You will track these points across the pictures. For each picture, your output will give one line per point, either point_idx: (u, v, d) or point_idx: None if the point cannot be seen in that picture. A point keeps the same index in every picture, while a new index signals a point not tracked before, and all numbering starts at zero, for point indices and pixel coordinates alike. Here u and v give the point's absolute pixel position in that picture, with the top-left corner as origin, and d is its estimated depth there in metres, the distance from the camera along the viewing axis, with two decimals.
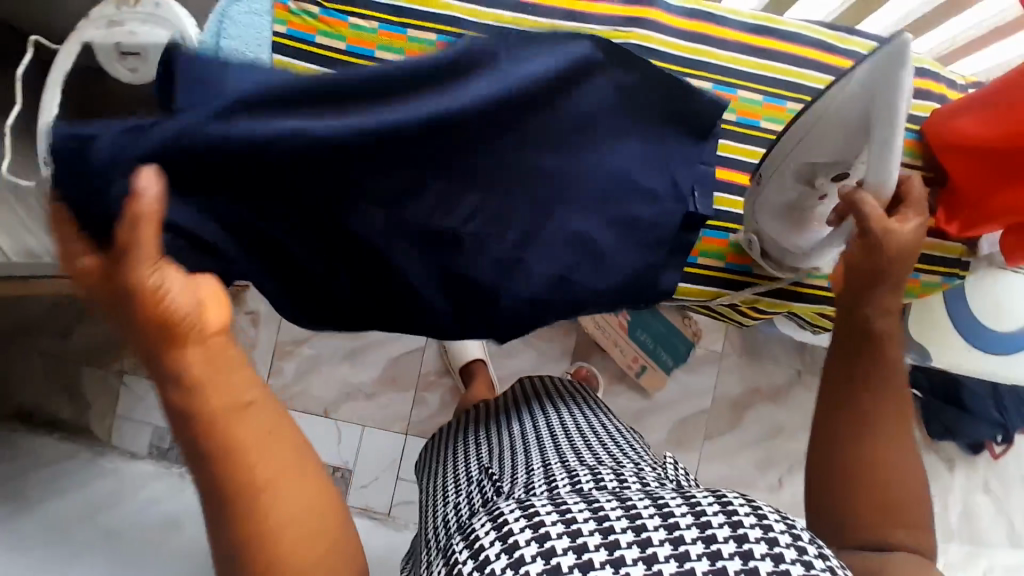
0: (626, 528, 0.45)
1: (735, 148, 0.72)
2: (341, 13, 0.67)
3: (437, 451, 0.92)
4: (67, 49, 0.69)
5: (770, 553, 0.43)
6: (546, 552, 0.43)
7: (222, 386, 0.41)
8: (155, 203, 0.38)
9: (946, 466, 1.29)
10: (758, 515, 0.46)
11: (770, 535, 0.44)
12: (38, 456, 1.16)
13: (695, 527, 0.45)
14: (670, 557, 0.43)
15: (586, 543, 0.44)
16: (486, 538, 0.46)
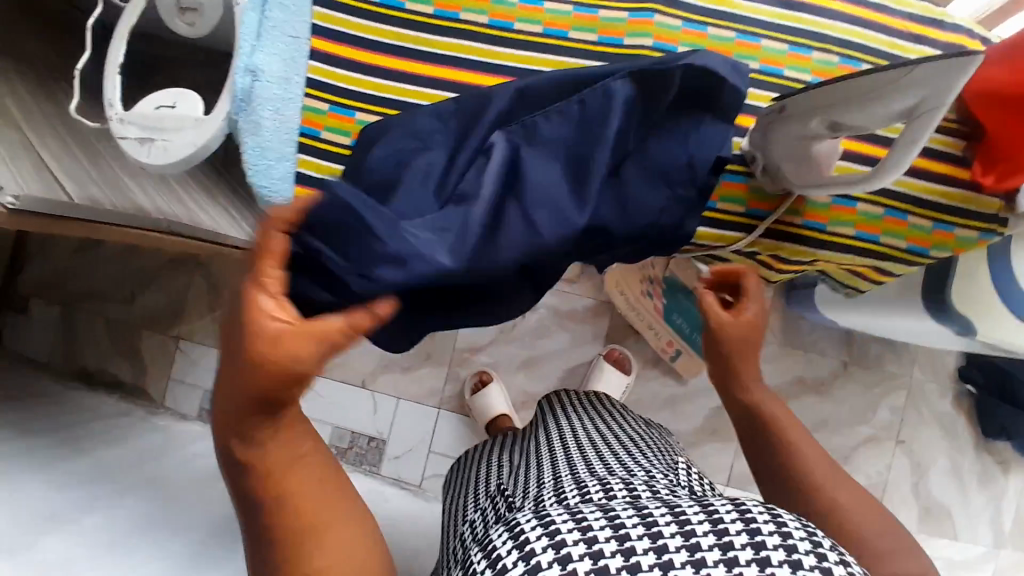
0: (641, 535, 0.48)
1: (759, 97, 0.68)
2: None
3: (465, 469, 0.94)
4: (134, 5, 0.70)
5: (788, 559, 0.45)
6: (561, 558, 0.47)
7: (284, 444, 0.48)
8: (374, 321, 0.47)
9: (999, 469, 1.26)
10: (777, 522, 0.48)
11: (788, 541, 0.46)
12: (96, 413, 1.25)
13: (712, 534, 0.47)
14: (686, 563, 0.46)
15: (603, 550, 0.47)
16: (504, 548, 0.49)
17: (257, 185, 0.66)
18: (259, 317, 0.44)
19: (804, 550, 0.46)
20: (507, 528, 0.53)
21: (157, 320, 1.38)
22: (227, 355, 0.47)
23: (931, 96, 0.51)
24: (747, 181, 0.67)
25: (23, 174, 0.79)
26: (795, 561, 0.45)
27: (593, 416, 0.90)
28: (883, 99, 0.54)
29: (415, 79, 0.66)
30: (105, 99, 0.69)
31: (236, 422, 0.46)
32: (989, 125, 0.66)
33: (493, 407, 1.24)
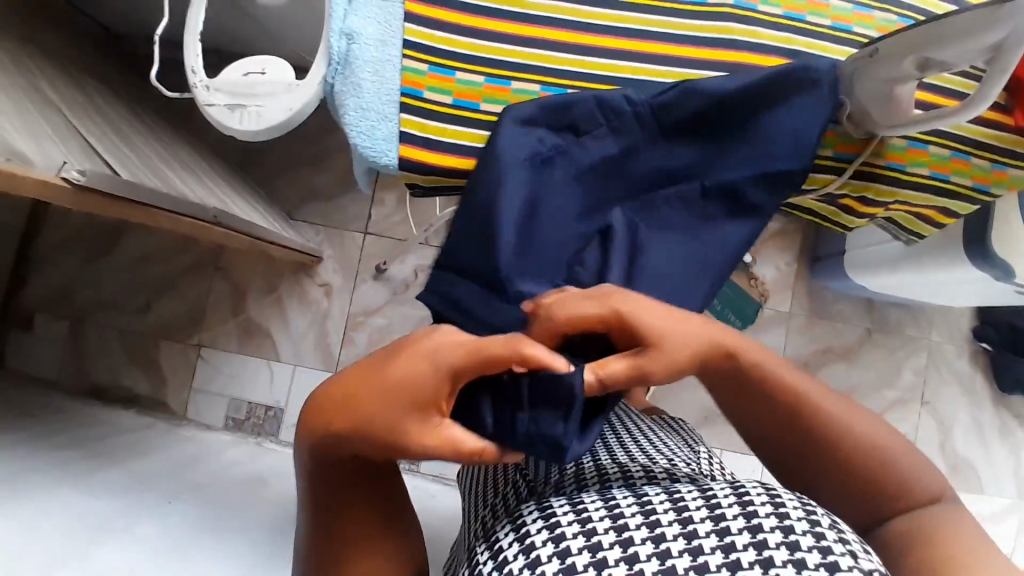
0: (639, 524, 0.46)
1: (832, 49, 0.71)
2: None
3: None
4: None
5: (786, 541, 0.42)
6: (560, 552, 0.45)
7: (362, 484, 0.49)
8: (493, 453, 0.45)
9: (1017, 422, 1.33)
10: (775, 503, 0.45)
11: (786, 523, 0.43)
12: (119, 425, 1.19)
13: (710, 520, 0.45)
14: (684, 552, 0.44)
15: (607, 557, 0.44)
16: (509, 548, 0.47)
17: (360, 146, 0.66)
18: (418, 398, 0.43)
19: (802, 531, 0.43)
20: (512, 518, 0.51)
21: (176, 328, 1.35)
22: (358, 386, 0.44)
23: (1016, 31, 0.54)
24: (833, 129, 0.71)
25: (78, 156, 0.76)
26: (792, 543, 0.42)
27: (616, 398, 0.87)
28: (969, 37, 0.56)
29: (512, 39, 0.67)
30: (187, 66, 0.67)
31: (328, 446, 0.45)
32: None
33: None
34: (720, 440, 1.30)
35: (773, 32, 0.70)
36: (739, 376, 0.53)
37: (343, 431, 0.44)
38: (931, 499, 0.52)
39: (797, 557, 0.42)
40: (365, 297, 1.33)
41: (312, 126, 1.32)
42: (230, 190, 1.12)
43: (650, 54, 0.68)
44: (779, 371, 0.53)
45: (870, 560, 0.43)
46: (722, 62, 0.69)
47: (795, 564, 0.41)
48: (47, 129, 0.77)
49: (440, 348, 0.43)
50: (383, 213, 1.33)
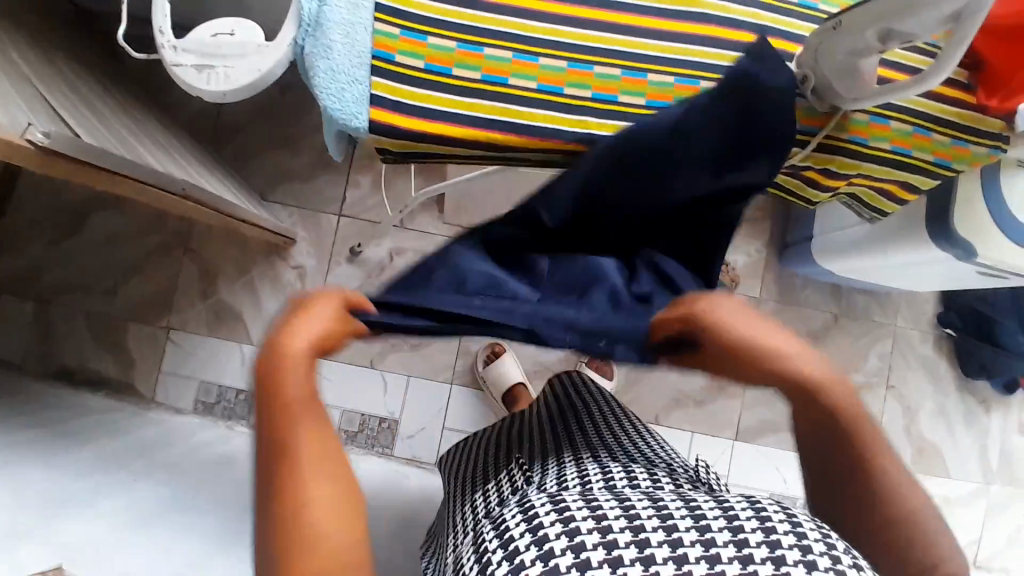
0: (656, 527, 0.47)
1: (797, 25, 0.73)
2: None
3: (466, 447, 0.85)
4: None
5: (803, 560, 0.44)
6: (575, 546, 0.46)
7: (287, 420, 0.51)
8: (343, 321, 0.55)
9: (981, 408, 1.37)
10: (792, 523, 0.47)
11: (804, 542, 0.46)
12: (85, 407, 1.16)
13: (729, 531, 0.46)
14: (701, 558, 0.45)
15: (622, 556, 0.45)
16: (521, 538, 0.49)
17: (331, 109, 0.65)
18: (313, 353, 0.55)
19: (818, 550, 0.45)
20: (522, 508, 0.53)
21: (145, 311, 1.32)
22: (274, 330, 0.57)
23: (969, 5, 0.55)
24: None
25: (44, 120, 0.75)
26: (809, 561, 0.44)
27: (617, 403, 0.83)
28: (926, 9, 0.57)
29: (486, 6, 0.67)
30: (155, 26, 0.66)
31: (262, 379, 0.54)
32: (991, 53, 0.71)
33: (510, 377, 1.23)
34: (693, 424, 1.31)
35: (742, 7, 0.71)
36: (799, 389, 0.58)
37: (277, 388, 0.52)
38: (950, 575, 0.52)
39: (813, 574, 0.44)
40: (339, 280, 1.32)
41: (287, 108, 1.32)
42: (202, 168, 1.10)
43: (621, 25, 0.69)
44: (839, 394, 0.58)
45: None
46: (691, 34, 0.70)
47: None
48: (11, 93, 0.75)
49: (307, 310, 0.55)
50: (358, 195, 1.33)
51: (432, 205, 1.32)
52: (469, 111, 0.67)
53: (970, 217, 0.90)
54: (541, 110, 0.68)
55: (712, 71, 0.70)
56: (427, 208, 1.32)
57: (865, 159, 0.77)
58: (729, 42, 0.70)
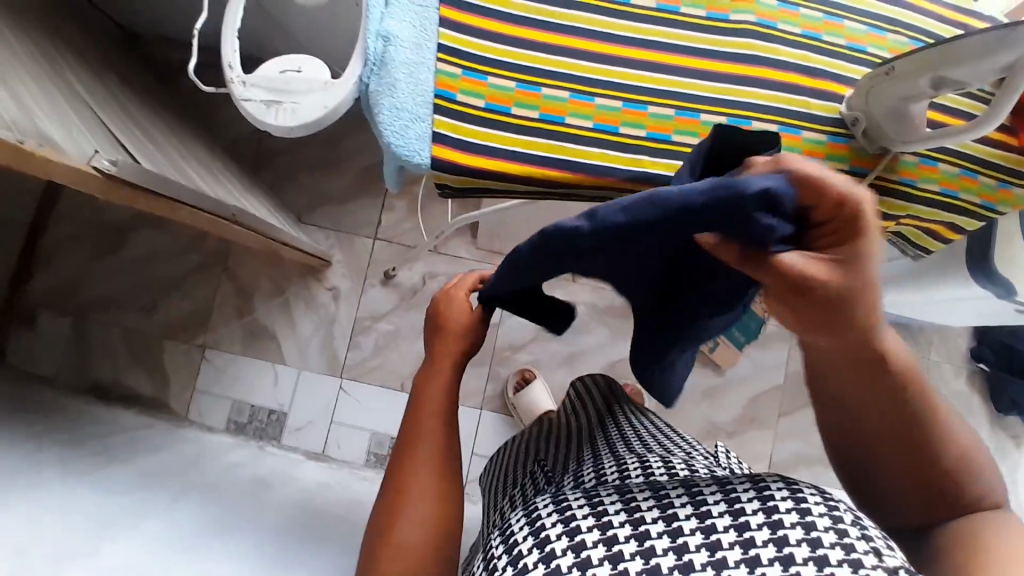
0: (655, 518, 0.44)
1: (846, 68, 0.74)
2: None
3: (504, 461, 0.83)
4: None
5: (806, 539, 0.40)
6: (575, 545, 0.43)
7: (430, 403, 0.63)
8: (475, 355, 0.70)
9: (1013, 443, 1.35)
10: (796, 498, 0.42)
11: (807, 519, 0.41)
12: (120, 424, 1.18)
13: (728, 515, 0.43)
14: (701, 547, 0.41)
15: (622, 551, 0.42)
16: (524, 543, 0.45)
17: (393, 146, 0.67)
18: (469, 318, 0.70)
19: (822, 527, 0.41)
20: (526, 510, 0.49)
21: (180, 329, 1.34)
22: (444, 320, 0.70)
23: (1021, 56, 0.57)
24: (802, 133, 0.73)
25: (106, 147, 0.76)
26: (814, 540, 0.40)
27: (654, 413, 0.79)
28: (982, 58, 0.58)
29: (543, 47, 0.69)
30: (224, 61, 0.68)
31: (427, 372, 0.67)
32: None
33: (541, 404, 1.24)
34: None
35: (792, 49, 0.73)
36: (855, 346, 0.43)
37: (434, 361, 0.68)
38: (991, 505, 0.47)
39: (817, 554, 0.39)
40: (373, 302, 1.34)
41: (325, 132, 1.34)
42: (243, 190, 1.12)
43: (675, 66, 0.71)
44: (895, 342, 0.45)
45: (896, 558, 0.39)
46: (743, 77, 0.72)
47: (814, 562, 0.39)
48: (75, 119, 0.77)
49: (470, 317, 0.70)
50: (393, 219, 1.35)
51: (466, 230, 1.34)
52: (527, 150, 0.69)
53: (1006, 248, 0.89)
54: (593, 148, 0.69)
55: (765, 112, 0.71)
56: (460, 233, 1.34)
57: (914, 201, 0.77)
58: (780, 84, 0.72)
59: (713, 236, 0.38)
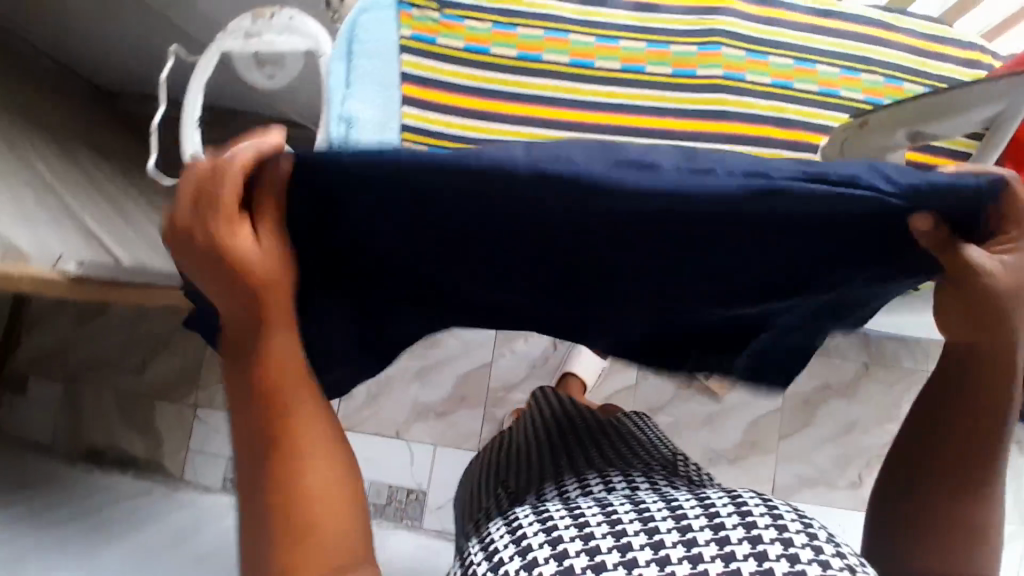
0: (638, 531, 0.47)
1: (821, 115, 0.73)
2: (459, 15, 0.70)
3: (479, 472, 0.84)
4: (206, 61, 0.71)
5: (785, 553, 0.43)
6: (558, 554, 0.46)
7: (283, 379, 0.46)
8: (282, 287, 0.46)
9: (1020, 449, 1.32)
10: (773, 516, 0.47)
11: (784, 535, 0.45)
12: (114, 494, 1.16)
13: (709, 528, 0.46)
14: (684, 558, 0.44)
15: (605, 560, 0.45)
16: (506, 554, 0.48)
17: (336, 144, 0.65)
18: (279, 257, 0.45)
19: (799, 544, 0.45)
20: (508, 524, 0.53)
21: (170, 389, 1.33)
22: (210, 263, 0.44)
23: (1011, 106, 0.55)
24: None
25: (75, 242, 0.76)
26: (792, 555, 0.43)
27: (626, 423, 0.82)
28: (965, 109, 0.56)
29: (506, 118, 0.71)
30: (185, 155, 0.68)
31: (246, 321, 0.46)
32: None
33: None
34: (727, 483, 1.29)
35: (763, 101, 0.72)
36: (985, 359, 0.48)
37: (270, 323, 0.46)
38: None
39: (796, 567, 0.43)
40: None
41: None
42: None
43: (642, 127, 0.71)
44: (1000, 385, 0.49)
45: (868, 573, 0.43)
46: (711, 133, 0.72)
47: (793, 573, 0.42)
48: (42, 213, 0.76)
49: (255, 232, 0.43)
50: None
51: None
52: None
53: None
54: None
55: None
56: None
57: None
58: (751, 138, 0.72)
59: (932, 222, 0.39)
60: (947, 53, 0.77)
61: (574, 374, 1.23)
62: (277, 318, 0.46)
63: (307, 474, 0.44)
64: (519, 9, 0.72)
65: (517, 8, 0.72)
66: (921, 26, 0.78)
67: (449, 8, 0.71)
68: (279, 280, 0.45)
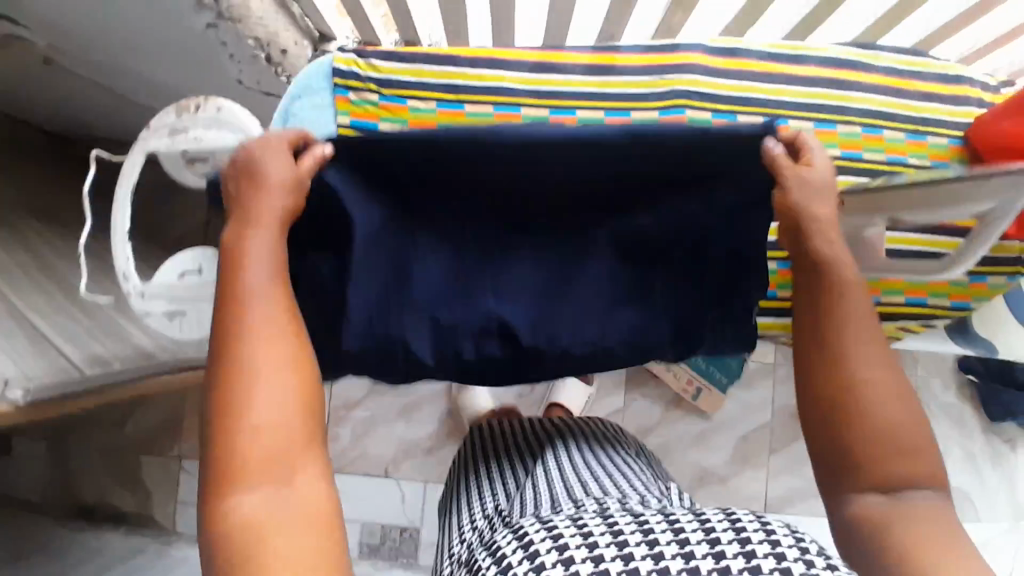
0: (639, 541, 0.47)
1: None
2: (400, 98, 0.69)
3: (450, 485, 0.85)
4: (132, 162, 0.66)
5: (778, 566, 0.44)
6: (564, 560, 0.47)
7: (259, 301, 0.50)
8: (284, 180, 0.53)
9: (1009, 447, 1.29)
10: (767, 532, 0.47)
11: (778, 550, 0.46)
12: (109, 553, 1.11)
13: (706, 542, 0.47)
14: (682, 569, 0.45)
15: (608, 568, 0.46)
16: (515, 558, 0.49)
17: None
18: (296, 181, 0.54)
19: (792, 558, 0.45)
20: (514, 531, 0.53)
21: (154, 443, 1.31)
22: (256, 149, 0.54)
23: (994, 223, 0.53)
24: None
25: (20, 359, 0.70)
26: (784, 568, 0.44)
27: (611, 442, 0.85)
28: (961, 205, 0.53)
29: None
30: (119, 271, 0.64)
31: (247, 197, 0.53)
32: (1003, 136, 0.66)
33: None
34: (718, 500, 1.29)
35: None
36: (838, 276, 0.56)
37: (256, 225, 0.52)
38: (922, 490, 0.52)
39: None
40: (345, 390, 1.30)
41: None
42: None
43: None
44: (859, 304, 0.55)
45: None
46: None
47: None
48: None
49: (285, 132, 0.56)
50: None
51: None
52: None
53: (986, 319, 0.84)
54: None
55: None
56: None
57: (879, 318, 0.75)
58: None
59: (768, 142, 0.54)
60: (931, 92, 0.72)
61: (558, 403, 1.21)
62: (266, 221, 0.53)
63: (258, 393, 0.47)
64: (467, 83, 0.69)
65: (463, 83, 0.69)
66: (904, 61, 0.72)
67: (388, 90, 0.69)
68: (295, 194, 0.54)
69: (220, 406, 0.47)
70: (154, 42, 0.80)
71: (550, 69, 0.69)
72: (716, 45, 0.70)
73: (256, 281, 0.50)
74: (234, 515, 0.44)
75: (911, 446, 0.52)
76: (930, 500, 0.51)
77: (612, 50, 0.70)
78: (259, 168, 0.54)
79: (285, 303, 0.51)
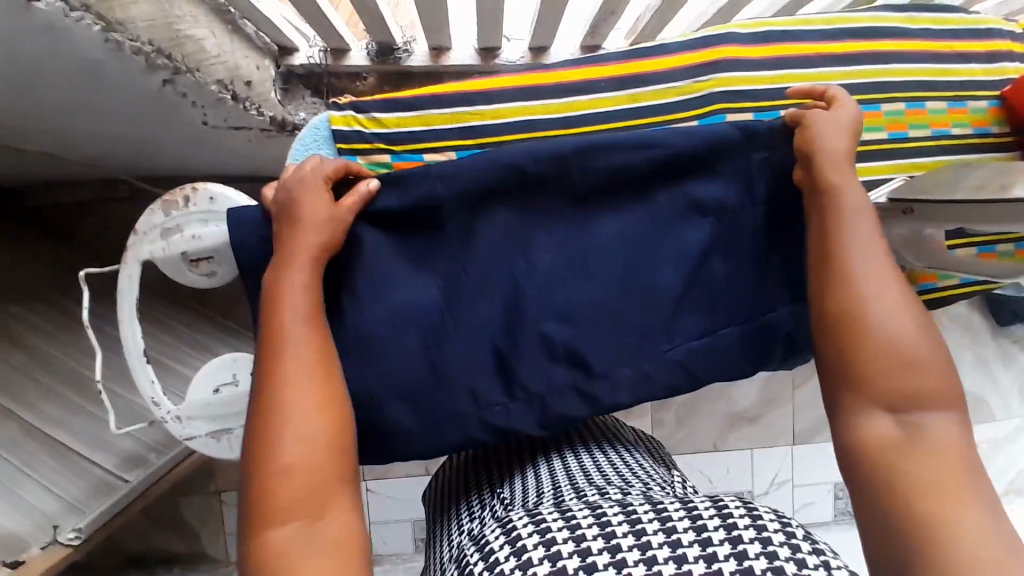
0: (626, 532, 0.42)
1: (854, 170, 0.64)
2: (417, 153, 0.62)
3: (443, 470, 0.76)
4: (127, 275, 0.58)
5: (764, 552, 0.39)
6: (551, 555, 0.41)
7: (292, 337, 0.48)
8: (324, 228, 0.52)
9: (1017, 346, 1.34)
10: (754, 517, 0.42)
11: (764, 535, 0.41)
12: None
13: (693, 530, 0.42)
14: (669, 558, 0.40)
15: (596, 562, 0.41)
16: (500, 550, 0.43)
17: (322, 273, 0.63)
18: (332, 220, 0.52)
19: (778, 543, 0.40)
20: (500, 522, 0.47)
21: (189, 484, 1.28)
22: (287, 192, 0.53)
23: None
24: None
25: (57, 487, 0.68)
26: (771, 554, 0.39)
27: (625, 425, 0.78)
28: None
29: None
30: (147, 397, 0.59)
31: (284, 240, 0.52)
32: None
33: None
34: (750, 441, 1.33)
35: None
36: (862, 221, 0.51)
37: (286, 261, 0.50)
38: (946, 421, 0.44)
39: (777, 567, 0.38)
40: None
41: None
42: (197, 354, 0.99)
43: None
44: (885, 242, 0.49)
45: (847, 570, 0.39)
46: None
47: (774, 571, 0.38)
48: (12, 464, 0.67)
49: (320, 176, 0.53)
50: None
51: None
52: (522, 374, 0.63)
53: None
54: None
55: None
56: None
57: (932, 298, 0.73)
58: None
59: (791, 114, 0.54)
60: (970, 53, 0.68)
61: None
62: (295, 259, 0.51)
63: (289, 437, 0.45)
64: (483, 121, 0.62)
65: (479, 122, 0.62)
66: (936, 23, 0.69)
67: (402, 147, 0.62)
68: (330, 229, 0.52)
69: (257, 451, 0.45)
70: (109, 105, 0.70)
71: (570, 91, 0.62)
72: (745, 34, 0.64)
73: (284, 324, 0.48)
74: (271, 550, 0.42)
75: (932, 366, 0.45)
76: (947, 424, 0.43)
77: (595, 62, 0.63)
78: (292, 210, 0.52)
79: (319, 343, 0.49)
